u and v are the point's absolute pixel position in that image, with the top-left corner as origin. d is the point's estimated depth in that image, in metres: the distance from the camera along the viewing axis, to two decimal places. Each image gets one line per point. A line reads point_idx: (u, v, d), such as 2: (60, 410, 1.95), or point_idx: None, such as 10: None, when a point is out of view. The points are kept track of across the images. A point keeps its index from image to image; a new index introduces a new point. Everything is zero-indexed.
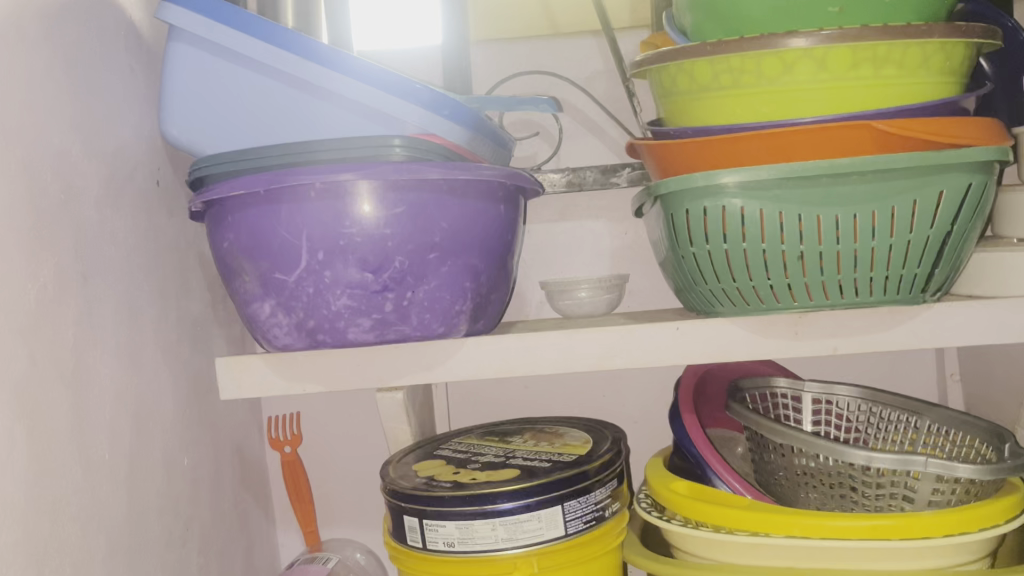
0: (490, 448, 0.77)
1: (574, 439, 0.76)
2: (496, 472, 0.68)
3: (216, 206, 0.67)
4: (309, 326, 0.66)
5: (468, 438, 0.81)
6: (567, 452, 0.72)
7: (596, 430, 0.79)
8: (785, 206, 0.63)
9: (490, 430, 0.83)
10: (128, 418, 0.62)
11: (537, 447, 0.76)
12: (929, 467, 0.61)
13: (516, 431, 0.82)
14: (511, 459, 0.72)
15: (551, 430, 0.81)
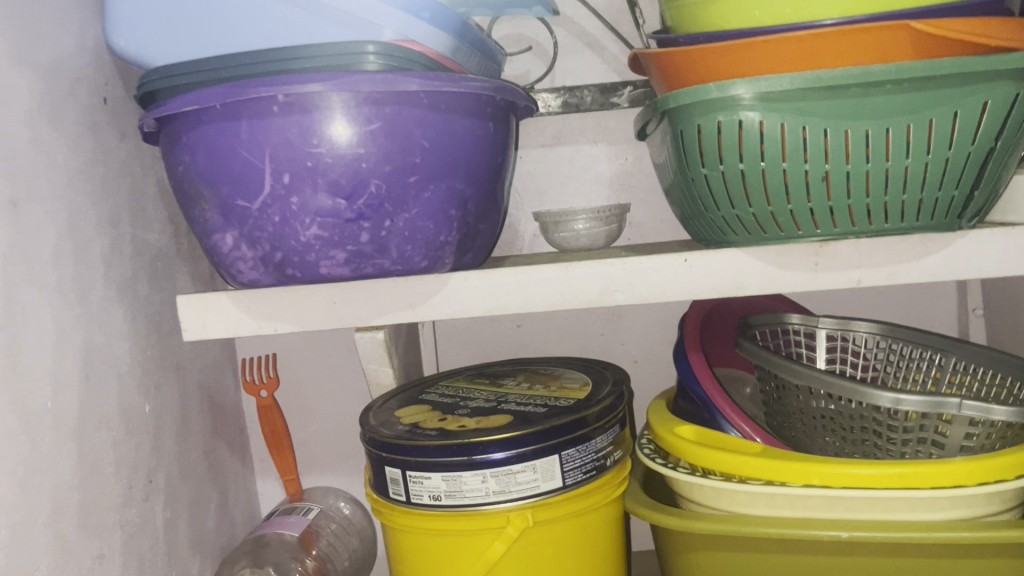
0: (482, 391, 0.71)
1: (572, 381, 0.71)
2: (488, 418, 0.63)
3: (170, 125, 0.59)
4: (277, 259, 0.60)
5: (456, 382, 0.75)
6: (566, 395, 0.67)
7: (596, 371, 0.73)
8: (809, 120, 0.56)
9: (481, 373, 0.78)
10: (77, 362, 0.56)
11: (532, 390, 0.70)
12: (964, 409, 0.56)
13: (508, 373, 0.76)
14: (504, 403, 0.67)
15: (546, 372, 0.75)
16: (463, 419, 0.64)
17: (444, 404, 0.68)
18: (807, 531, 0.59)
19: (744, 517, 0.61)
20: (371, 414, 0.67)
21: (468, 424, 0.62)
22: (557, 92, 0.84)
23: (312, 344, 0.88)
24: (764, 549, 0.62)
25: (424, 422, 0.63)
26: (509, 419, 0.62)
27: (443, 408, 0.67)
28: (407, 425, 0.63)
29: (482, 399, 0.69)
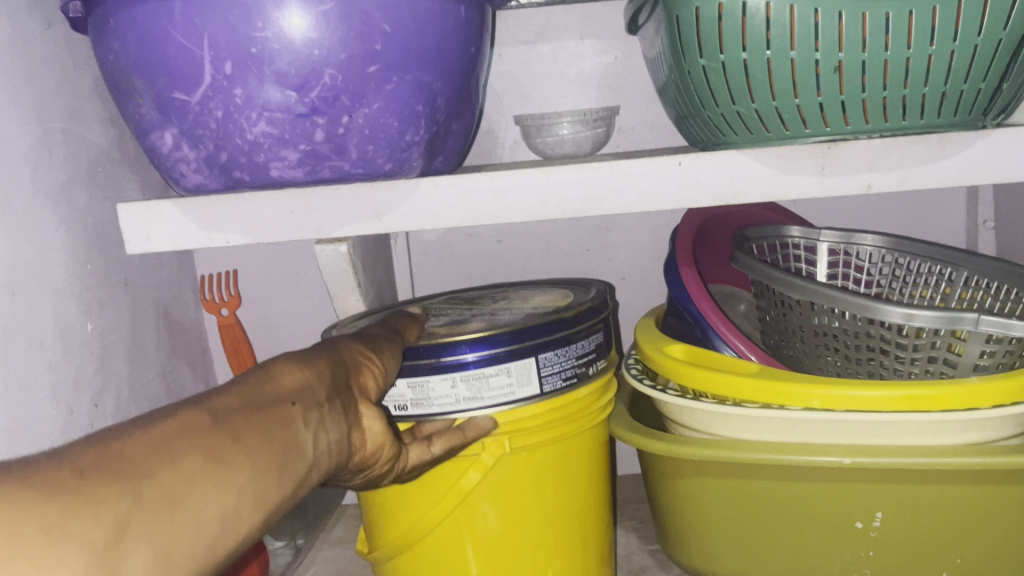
0: (456, 311, 0.66)
1: (553, 297, 0.65)
2: (461, 329, 0.58)
3: (96, 6, 0.52)
4: (222, 161, 0.53)
5: (430, 304, 0.70)
6: (549, 305, 0.62)
7: (582, 288, 0.68)
8: (822, 2, 0.50)
9: (459, 296, 0.72)
10: (0, 275, 0.50)
11: (510, 306, 0.64)
12: (981, 324, 0.51)
13: (486, 295, 0.71)
14: (478, 318, 0.61)
15: (527, 292, 0.70)
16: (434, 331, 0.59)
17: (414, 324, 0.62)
18: (804, 457, 0.55)
19: (738, 442, 0.57)
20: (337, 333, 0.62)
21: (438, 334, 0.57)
22: None
23: (277, 259, 0.82)
24: (758, 475, 0.58)
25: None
26: (484, 325, 0.57)
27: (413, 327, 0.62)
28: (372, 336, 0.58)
29: (454, 316, 0.63)
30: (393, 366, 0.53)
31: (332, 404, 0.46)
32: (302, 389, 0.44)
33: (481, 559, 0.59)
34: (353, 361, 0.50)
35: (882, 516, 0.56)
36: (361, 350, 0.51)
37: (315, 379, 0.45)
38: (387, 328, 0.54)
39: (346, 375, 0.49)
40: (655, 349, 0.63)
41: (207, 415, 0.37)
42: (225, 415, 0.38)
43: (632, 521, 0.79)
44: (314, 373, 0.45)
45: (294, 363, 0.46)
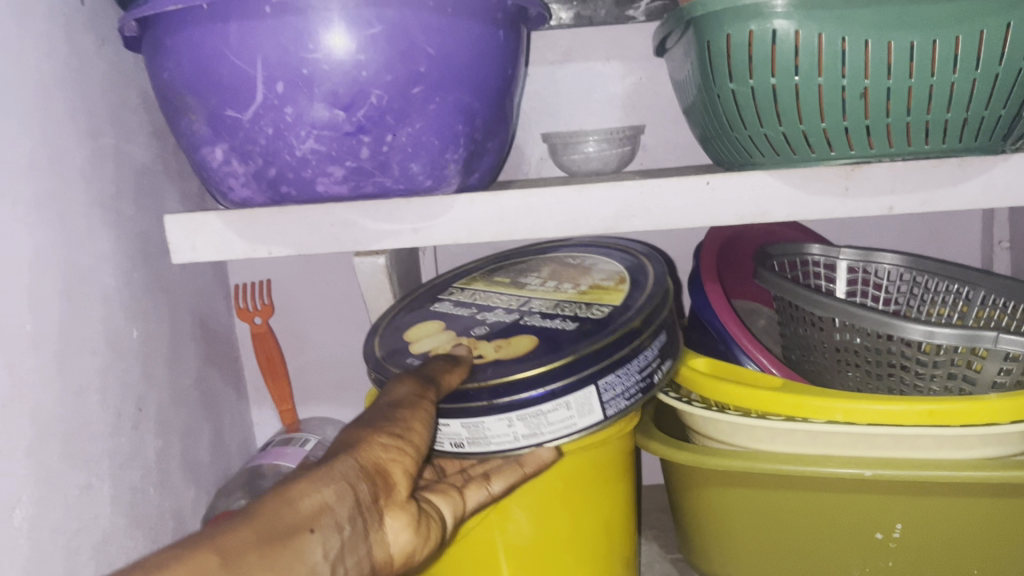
0: (504, 299, 0.66)
1: (604, 282, 0.65)
2: (510, 349, 0.57)
3: (153, 28, 0.55)
4: (270, 176, 0.56)
5: (475, 287, 0.70)
6: (599, 305, 0.61)
7: (631, 263, 0.68)
8: (848, 31, 0.52)
9: (504, 270, 0.72)
10: (58, 283, 0.52)
11: (559, 295, 0.65)
12: (1000, 343, 0.52)
13: (533, 271, 0.71)
14: (526, 319, 0.61)
15: (575, 266, 0.70)
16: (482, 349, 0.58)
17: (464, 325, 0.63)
18: (828, 469, 0.56)
19: (761, 453, 0.59)
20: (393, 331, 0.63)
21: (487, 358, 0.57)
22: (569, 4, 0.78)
23: (307, 270, 0.84)
24: (780, 485, 0.60)
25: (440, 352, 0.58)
26: (536, 348, 0.57)
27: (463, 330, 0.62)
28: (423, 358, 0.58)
29: (502, 312, 0.64)
30: (425, 440, 0.49)
31: (355, 518, 0.42)
32: (321, 509, 0.41)
33: (511, 563, 0.61)
34: (380, 451, 0.46)
35: (902, 527, 0.58)
36: (389, 435, 0.47)
37: (337, 492, 0.42)
38: (419, 385, 0.51)
39: (375, 480, 0.45)
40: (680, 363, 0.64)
41: (212, 562, 0.35)
42: (234, 560, 0.36)
43: (653, 530, 0.81)
44: (336, 484, 0.42)
45: (314, 473, 0.43)
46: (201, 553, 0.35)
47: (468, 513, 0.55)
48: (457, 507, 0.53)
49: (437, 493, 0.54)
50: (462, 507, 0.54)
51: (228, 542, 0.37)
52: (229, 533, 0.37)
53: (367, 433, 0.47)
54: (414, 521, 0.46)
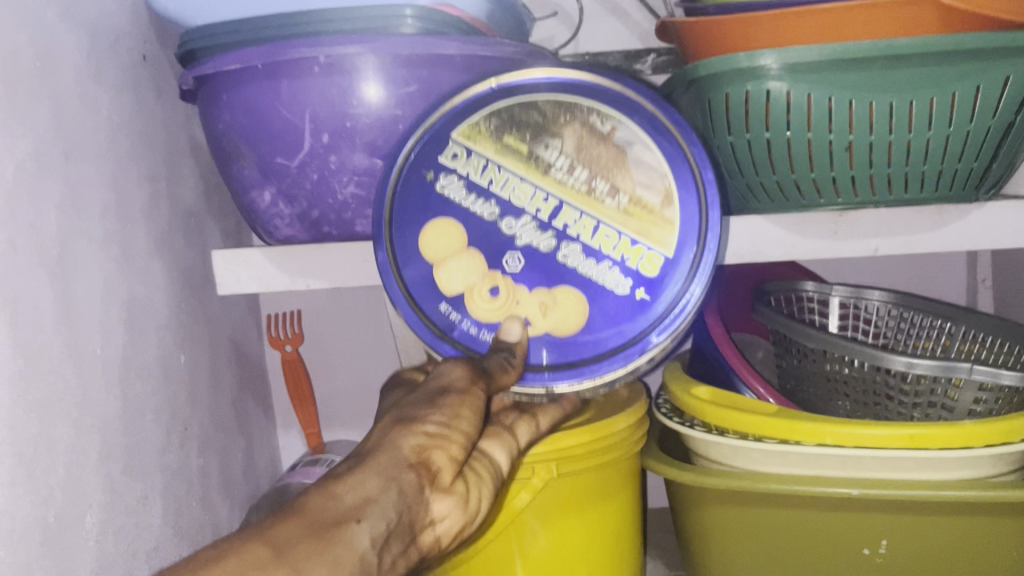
0: (524, 186, 0.59)
1: (649, 194, 0.58)
2: (558, 321, 0.59)
3: (209, 84, 0.61)
4: (313, 217, 0.62)
5: (479, 149, 0.59)
6: (651, 253, 0.59)
7: (672, 152, 0.58)
8: (835, 92, 0.58)
9: (513, 128, 0.59)
10: (121, 311, 0.58)
11: (599, 211, 0.58)
12: (974, 373, 0.58)
13: (552, 134, 0.58)
14: (561, 247, 0.59)
15: (605, 138, 0.58)
16: (524, 307, 0.60)
17: (491, 258, 0.60)
18: (819, 488, 0.61)
19: (758, 474, 0.64)
20: (397, 195, 0.59)
21: (535, 330, 0.60)
22: (580, 59, 0.86)
23: (335, 302, 0.90)
24: (777, 504, 0.65)
25: (475, 288, 0.60)
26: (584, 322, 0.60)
27: (491, 261, 0.60)
28: (456, 290, 0.60)
29: (533, 225, 0.59)
30: (475, 424, 0.52)
31: (401, 506, 0.46)
32: (365, 501, 0.44)
33: (527, 574, 0.66)
34: (425, 440, 0.50)
35: (887, 543, 0.63)
36: (435, 424, 0.50)
37: (382, 485, 0.46)
38: (470, 374, 0.54)
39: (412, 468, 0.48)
40: (683, 391, 0.70)
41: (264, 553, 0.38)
42: (282, 551, 0.39)
43: (658, 550, 0.86)
44: (380, 479, 0.46)
45: (362, 467, 0.47)
46: (254, 546, 0.39)
47: (523, 448, 0.59)
48: (511, 450, 0.57)
49: (489, 435, 0.57)
50: (515, 449, 0.58)
51: (278, 535, 0.40)
52: (278, 527, 0.40)
53: (413, 424, 0.50)
54: (459, 500, 0.50)
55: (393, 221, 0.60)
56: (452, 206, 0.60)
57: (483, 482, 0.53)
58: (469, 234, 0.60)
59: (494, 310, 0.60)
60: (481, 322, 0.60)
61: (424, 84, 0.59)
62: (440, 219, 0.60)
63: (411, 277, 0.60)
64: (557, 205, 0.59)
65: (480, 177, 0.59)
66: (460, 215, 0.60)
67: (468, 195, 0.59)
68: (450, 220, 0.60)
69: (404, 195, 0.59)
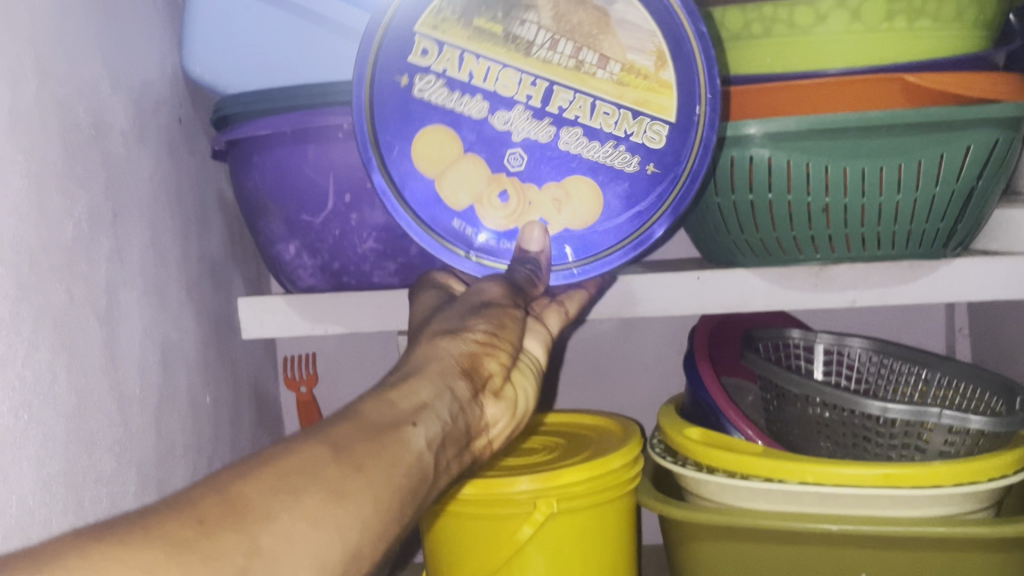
0: (507, 73, 0.60)
1: (640, 57, 0.60)
2: (574, 214, 0.62)
3: (240, 146, 0.67)
4: (334, 268, 0.67)
5: (450, 40, 0.59)
6: (654, 121, 0.61)
7: (666, 23, 0.59)
8: (812, 158, 0.64)
9: (481, 6, 0.59)
10: (157, 354, 0.63)
11: (592, 85, 0.60)
12: (943, 418, 0.63)
13: (526, 7, 0.59)
14: (561, 133, 0.61)
15: (583, 2, 0.59)
16: (538, 206, 0.63)
17: (492, 159, 0.62)
18: (803, 524, 0.66)
19: (746, 510, 0.69)
20: (373, 97, 0.60)
21: (554, 227, 0.63)
22: None
23: (348, 345, 0.95)
24: (764, 539, 0.69)
25: (483, 196, 0.62)
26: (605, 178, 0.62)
27: (493, 164, 0.62)
28: (464, 202, 0.62)
29: (527, 115, 0.61)
30: (515, 334, 0.58)
31: (455, 409, 0.50)
32: (420, 408, 0.48)
33: None
34: (473, 347, 0.55)
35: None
36: (481, 333, 0.55)
37: (437, 391, 0.50)
38: (506, 293, 0.58)
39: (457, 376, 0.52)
40: (675, 432, 0.74)
41: (329, 450, 0.40)
42: (344, 449, 0.41)
43: None
44: (435, 387, 0.50)
45: (415, 376, 0.51)
46: (316, 444, 0.40)
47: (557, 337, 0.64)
48: (546, 340, 0.63)
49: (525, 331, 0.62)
50: (549, 338, 0.63)
51: (339, 435, 0.42)
52: (340, 427, 0.43)
53: (459, 333, 0.55)
54: (507, 405, 0.56)
55: (379, 144, 0.60)
56: (435, 109, 0.61)
57: (526, 380, 0.59)
58: (465, 138, 0.61)
59: (508, 215, 0.63)
60: (497, 232, 0.63)
61: (385, 5, 0.58)
62: (435, 124, 0.61)
63: (426, 202, 0.62)
64: (547, 86, 0.60)
65: (449, 98, 0.60)
66: (448, 118, 0.61)
67: (452, 95, 0.60)
68: (444, 129, 0.61)
69: (383, 114, 0.60)
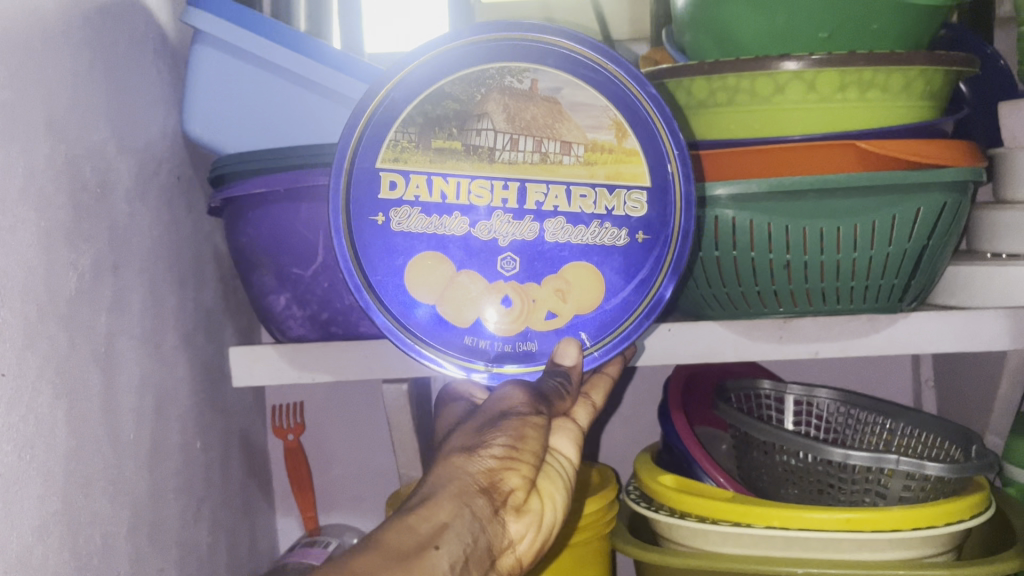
0: (478, 184, 0.63)
1: (600, 133, 0.63)
2: (578, 301, 0.64)
3: (235, 204, 0.70)
4: (322, 318, 0.71)
5: (414, 168, 0.63)
6: (632, 190, 0.64)
7: (619, 97, 0.63)
8: (773, 218, 0.68)
9: (436, 128, 0.63)
10: (151, 401, 0.65)
11: (562, 173, 0.63)
12: (901, 464, 0.66)
13: (479, 116, 0.62)
14: (546, 227, 0.63)
15: (531, 96, 0.63)
16: (543, 301, 0.64)
17: (486, 271, 0.64)
18: (769, 567, 0.69)
19: (716, 554, 0.71)
20: (352, 231, 0.63)
21: (565, 317, 0.65)
22: None
23: (335, 395, 0.97)
24: None
25: (486, 306, 0.64)
26: (604, 248, 0.64)
27: (487, 275, 0.64)
28: (470, 316, 0.64)
29: (507, 218, 0.63)
30: (539, 442, 0.57)
31: (473, 529, 0.52)
32: (441, 529, 0.50)
33: None
34: (494, 464, 0.54)
35: None
36: (500, 448, 0.54)
37: (455, 510, 0.51)
38: (531, 400, 0.58)
39: (485, 490, 0.53)
40: (650, 479, 0.77)
41: None
42: None
43: None
44: (454, 506, 0.51)
45: (434, 496, 0.51)
46: None
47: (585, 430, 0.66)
48: (574, 436, 0.63)
49: (554, 430, 0.63)
50: (579, 434, 0.64)
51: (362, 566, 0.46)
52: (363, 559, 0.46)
53: (480, 449, 0.54)
54: (532, 517, 0.56)
55: (374, 285, 0.63)
56: (419, 237, 0.63)
57: (555, 487, 0.59)
58: (453, 257, 0.64)
59: (514, 318, 0.64)
60: (510, 337, 0.64)
61: (343, 150, 0.62)
62: (423, 251, 0.63)
63: (437, 334, 0.64)
64: (520, 185, 0.63)
65: (429, 222, 0.63)
66: (434, 243, 0.63)
67: (431, 219, 0.63)
68: (436, 255, 0.63)
69: (366, 248, 0.63)
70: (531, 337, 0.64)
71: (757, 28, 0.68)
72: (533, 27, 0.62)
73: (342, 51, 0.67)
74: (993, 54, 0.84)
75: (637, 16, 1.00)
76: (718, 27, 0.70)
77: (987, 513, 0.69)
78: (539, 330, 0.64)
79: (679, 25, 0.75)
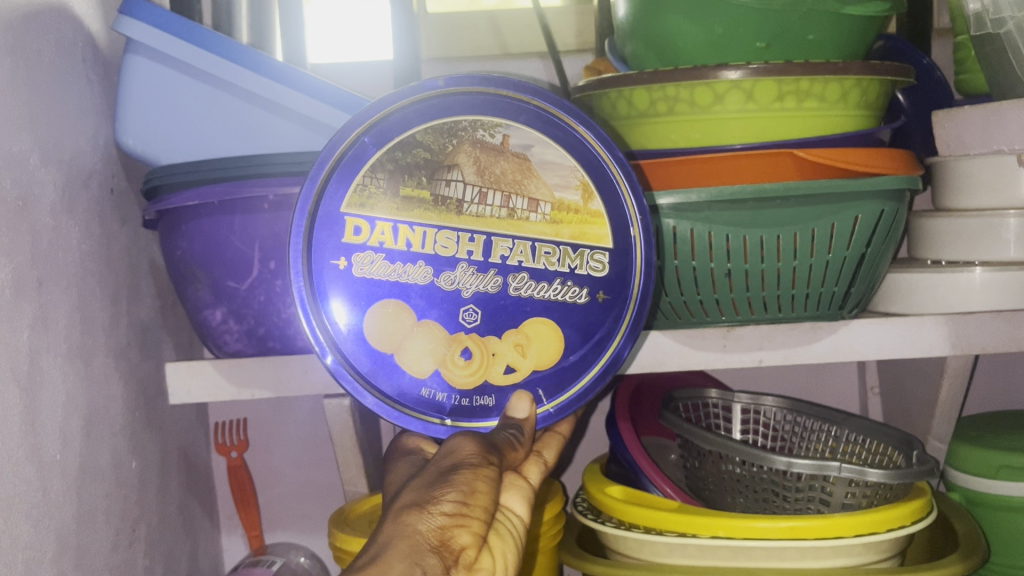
0: (444, 234, 0.61)
1: (567, 193, 0.63)
2: (538, 356, 0.64)
3: (169, 216, 0.69)
4: (259, 333, 0.69)
5: (380, 215, 0.61)
6: (594, 251, 0.63)
7: (587, 159, 0.63)
8: (714, 227, 0.67)
9: (405, 175, 0.61)
10: (80, 421, 0.63)
11: (527, 230, 0.62)
12: (843, 471, 0.66)
13: (449, 167, 0.61)
14: (509, 281, 0.63)
15: (501, 151, 0.62)
16: (502, 355, 0.63)
17: (447, 321, 0.63)
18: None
19: (661, 565, 0.71)
20: (312, 277, 0.61)
21: (523, 373, 0.64)
22: None
23: (280, 410, 0.96)
24: None
25: (446, 357, 0.63)
26: (565, 311, 0.64)
27: (449, 326, 0.63)
28: (429, 368, 0.63)
29: (471, 270, 0.62)
30: (488, 496, 0.55)
31: None
32: None
33: None
34: (445, 521, 0.52)
35: None
36: (450, 505, 0.52)
37: (407, 570, 0.49)
38: (480, 452, 0.56)
39: (435, 550, 0.51)
40: (597, 490, 0.76)
41: None
42: None
43: None
44: (405, 565, 0.49)
45: (383, 555, 0.49)
46: None
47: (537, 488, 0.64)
48: (528, 495, 0.63)
49: (505, 487, 0.62)
50: (530, 492, 0.63)
51: None
52: None
53: (428, 506, 0.52)
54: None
55: (332, 334, 0.62)
56: (380, 284, 0.61)
57: (505, 547, 0.58)
58: (415, 308, 0.62)
59: (472, 372, 0.63)
60: (468, 391, 0.64)
61: (309, 191, 0.60)
62: (384, 299, 0.62)
63: (393, 383, 0.63)
64: (486, 239, 0.62)
65: (391, 270, 0.61)
66: (395, 290, 0.62)
67: (394, 266, 0.61)
68: (397, 304, 0.62)
69: (325, 292, 0.61)
70: (488, 392, 0.64)
71: (696, 37, 0.68)
72: (511, 82, 0.62)
73: (281, 61, 0.66)
74: (928, 66, 0.85)
75: (583, 27, 1.00)
76: (657, 36, 0.70)
77: (928, 518, 0.70)
78: (497, 384, 0.64)
79: (620, 35, 0.75)
